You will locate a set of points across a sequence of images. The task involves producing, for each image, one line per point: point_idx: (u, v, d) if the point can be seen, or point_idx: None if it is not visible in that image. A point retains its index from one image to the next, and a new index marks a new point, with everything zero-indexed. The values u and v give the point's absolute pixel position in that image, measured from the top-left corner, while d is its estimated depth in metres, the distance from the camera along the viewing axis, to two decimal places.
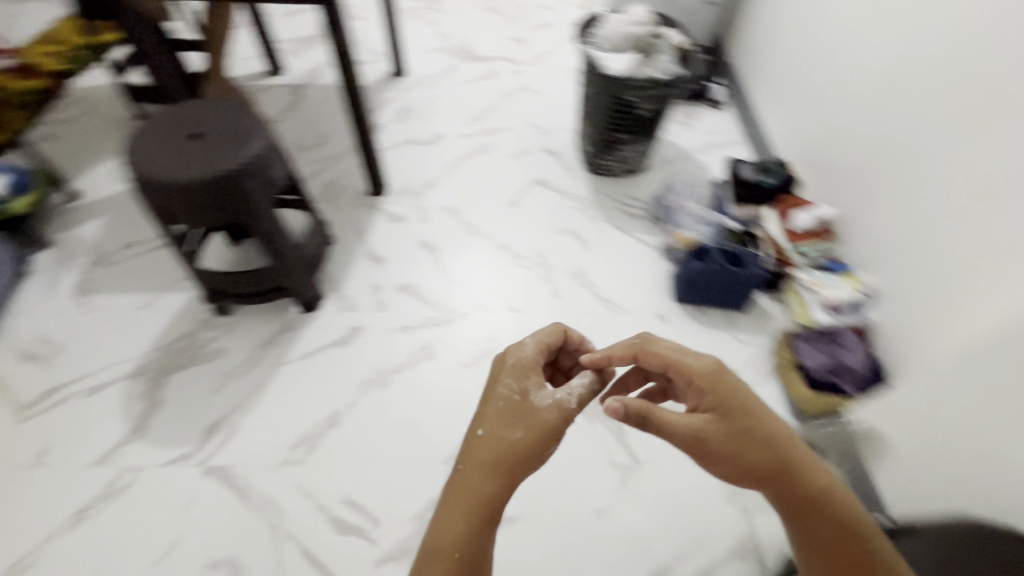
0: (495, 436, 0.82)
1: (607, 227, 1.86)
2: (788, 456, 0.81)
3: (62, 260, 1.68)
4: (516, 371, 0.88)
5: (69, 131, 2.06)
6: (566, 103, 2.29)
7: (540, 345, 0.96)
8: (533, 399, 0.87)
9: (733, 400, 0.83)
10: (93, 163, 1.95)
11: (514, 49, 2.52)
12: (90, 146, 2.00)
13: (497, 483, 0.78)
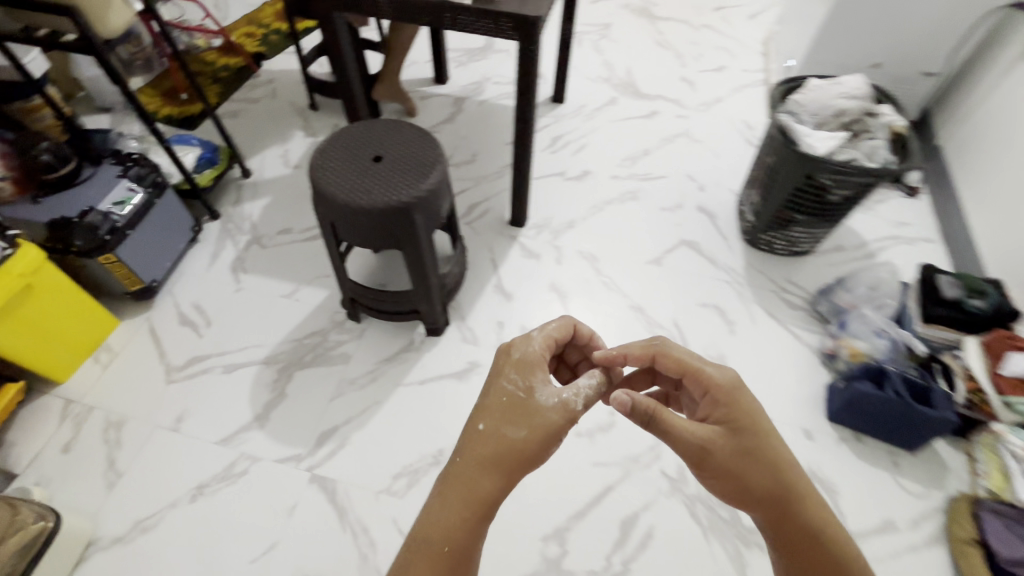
0: (495, 433, 0.91)
1: (756, 311, 1.67)
2: (790, 484, 0.88)
3: (227, 235, 1.81)
4: (520, 368, 0.97)
5: (253, 110, 2.23)
6: (730, 159, 2.10)
7: (546, 340, 1.04)
8: (536, 396, 0.96)
9: (737, 418, 0.91)
10: (267, 144, 2.10)
11: (681, 91, 2.37)
12: (267, 128, 2.16)
13: (495, 479, 0.87)
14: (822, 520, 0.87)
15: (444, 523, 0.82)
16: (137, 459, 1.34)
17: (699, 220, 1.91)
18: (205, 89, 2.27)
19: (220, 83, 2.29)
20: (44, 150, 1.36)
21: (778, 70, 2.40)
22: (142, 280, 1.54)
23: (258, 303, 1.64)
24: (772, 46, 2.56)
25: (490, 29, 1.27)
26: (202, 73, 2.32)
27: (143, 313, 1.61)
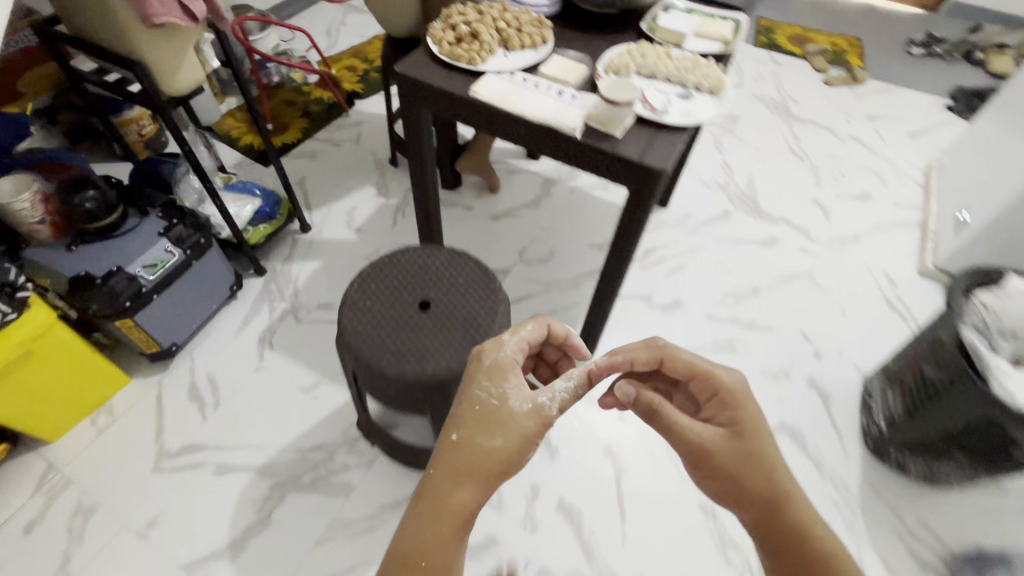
0: (470, 443, 0.78)
1: (868, 555, 1.26)
2: (784, 483, 0.79)
3: (267, 297, 1.66)
4: (493, 372, 0.84)
5: (333, 153, 2.11)
6: (860, 322, 1.70)
7: (517, 343, 0.90)
8: (513, 401, 0.82)
9: (734, 415, 0.84)
10: (336, 196, 1.96)
11: (810, 219, 1.99)
12: (342, 178, 2.03)
13: (473, 491, 0.74)
14: (818, 527, 0.77)
15: (423, 538, 0.70)
16: (94, 564, 1.18)
17: (808, 398, 1.52)
18: (291, 122, 2.19)
19: (307, 118, 2.21)
20: (87, 199, 1.27)
21: (940, 213, 1.96)
22: (159, 343, 1.41)
23: (274, 391, 1.46)
24: (936, 179, 2.11)
25: (598, 170, 1.00)
26: (293, 105, 2.25)
27: (155, 375, 1.47)
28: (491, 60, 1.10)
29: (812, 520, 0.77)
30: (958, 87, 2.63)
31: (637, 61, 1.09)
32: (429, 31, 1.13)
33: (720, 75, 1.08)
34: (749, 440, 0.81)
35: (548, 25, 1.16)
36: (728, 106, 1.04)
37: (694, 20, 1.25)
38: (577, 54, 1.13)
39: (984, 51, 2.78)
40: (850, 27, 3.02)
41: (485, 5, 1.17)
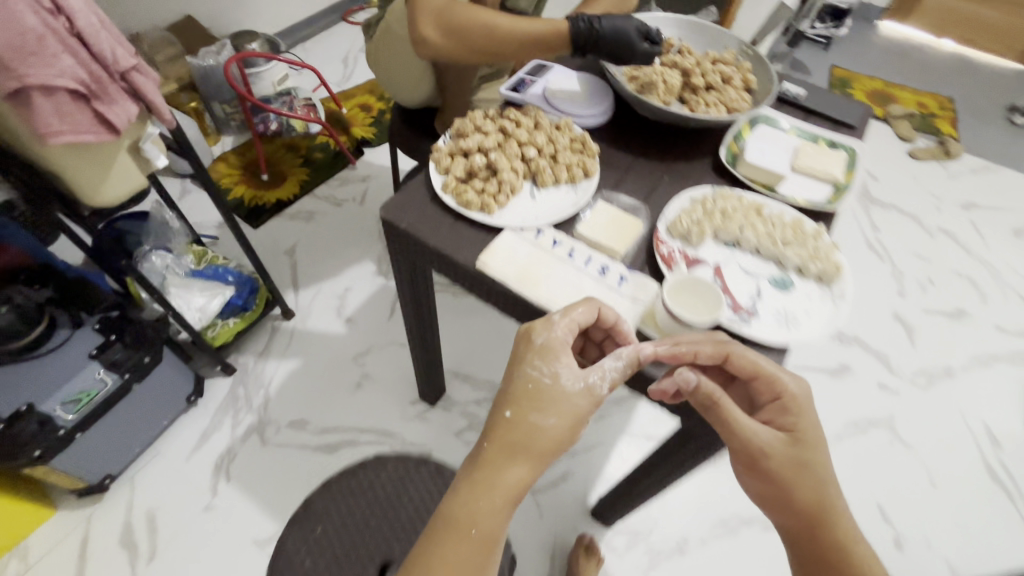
0: (521, 420, 0.62)
1: None
2: (834, 490, 0.62)
3: (231, 404, 1.40)
4: (543, 348, 0.64)
5: (331, 215, 1.83)
6: (949, 496, 1.37)
7: (571, 319, 0.66)
8: (567, 382, 0.63)
9: (796, 419, 0.63)
10: (328, 272, 1.69)
11: (892, 342, 1.64)
12: (337, 248, 1.75)
13: (523, 471, 0.61)
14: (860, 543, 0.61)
15: (473, 506, 0.59)
16: None
17: None
18: (290, 171, 1.92)
19: (307, 167, 1.93)
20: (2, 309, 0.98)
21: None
22: (87, 479, 1.17)
23: (223, 542, 1.20)
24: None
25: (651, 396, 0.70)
26: (294, 150, 1.98)
27: (84, 509, 1.22)
28: (514, 201, 0.81)
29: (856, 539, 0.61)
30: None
31: (717, 223, 0.78)
32: (433, 152, 0.84)
33: (834, 255, 0.76)
34: (811, 448, 0.62)
35: (594, 149, 0.86)
36: (847, 308, 0.72)
37: (790, 141, 0.94)
38: (630, 200, 0.83)
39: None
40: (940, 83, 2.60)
41: (512, 117, 0.88)
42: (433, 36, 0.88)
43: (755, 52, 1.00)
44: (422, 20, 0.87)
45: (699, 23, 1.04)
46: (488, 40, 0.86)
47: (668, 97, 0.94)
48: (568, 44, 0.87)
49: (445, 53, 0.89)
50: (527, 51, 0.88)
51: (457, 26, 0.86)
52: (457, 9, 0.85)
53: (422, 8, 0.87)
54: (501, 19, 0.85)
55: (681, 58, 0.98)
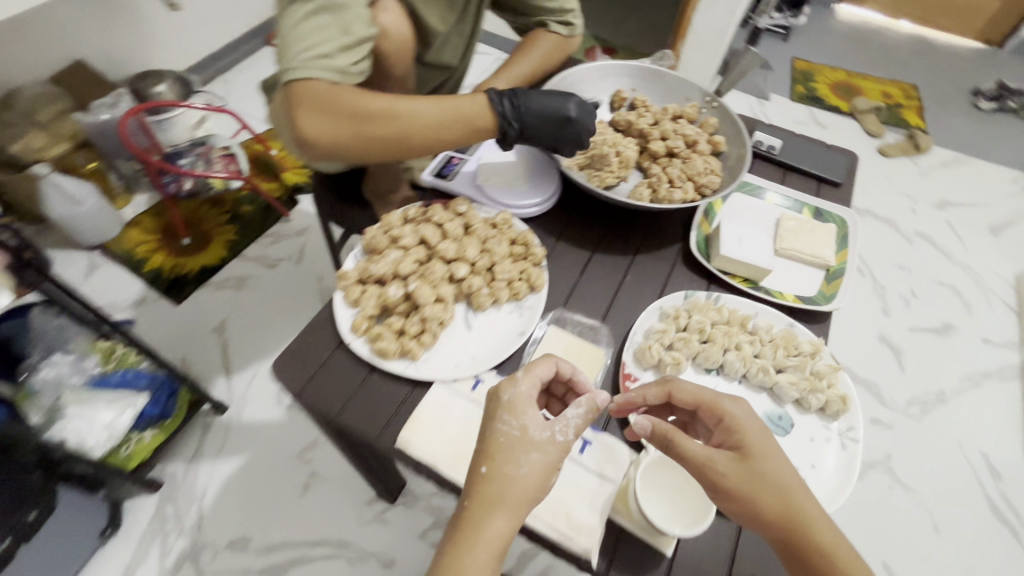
0: (498, 476, 0.50)
1: None
2: (806, 495, 0.49)
3: (159, 529, 1.20)
4: (509, 398, 0.54)
5: (264, 282, 1.62)
6: (955, 541, 1.29)
7: (534, 375, 0.56)
8: (535, 433, 0.53)
9: (743, 435, 0.52)
10: (263, 352, 1.48)
11: (882, 369, 1.55)
12: (271, 321, 1.54)
13: (505, 527, 0.49)
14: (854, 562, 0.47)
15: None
16: None
17: None
18: (214, 231, 1.69)
19: (235, 224, 1.70)
20: None
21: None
22: None
23: None
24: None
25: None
26: (218, 205, 1.73)
27: None
28: (445, 336, 0.65)
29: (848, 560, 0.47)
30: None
31: (695, 348, 0.63)
32: (339, 278, 0.67)
33: (838, 381, 0.62)
34: (763, 458, 0.50)
35: (539, 253, 0.70)
36: (859, 453, 0.58)
37: (770, 214, 0.79)
38: (589, 320, 0.68)
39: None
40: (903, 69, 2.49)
41: (438, 218, 0.72)
42: (319, 135, 0.66)
43: (722, 103, 0.84)
44: (299, 114, 0.65)
45: (652, 70, 0.88)
46: (394, 131, 0.69)
47: (624, 172, 0.79)
48: (492, 126, 0.73)
49: (342, 152, 0.69)
50: (444, 139, 0.72)
51: (351, 117, 0.66)
52: (346, 97, 0.66)
53: (297, 101, 0.65)
54: (405, 104, 0.69)
55: (636, 120, 0.84)
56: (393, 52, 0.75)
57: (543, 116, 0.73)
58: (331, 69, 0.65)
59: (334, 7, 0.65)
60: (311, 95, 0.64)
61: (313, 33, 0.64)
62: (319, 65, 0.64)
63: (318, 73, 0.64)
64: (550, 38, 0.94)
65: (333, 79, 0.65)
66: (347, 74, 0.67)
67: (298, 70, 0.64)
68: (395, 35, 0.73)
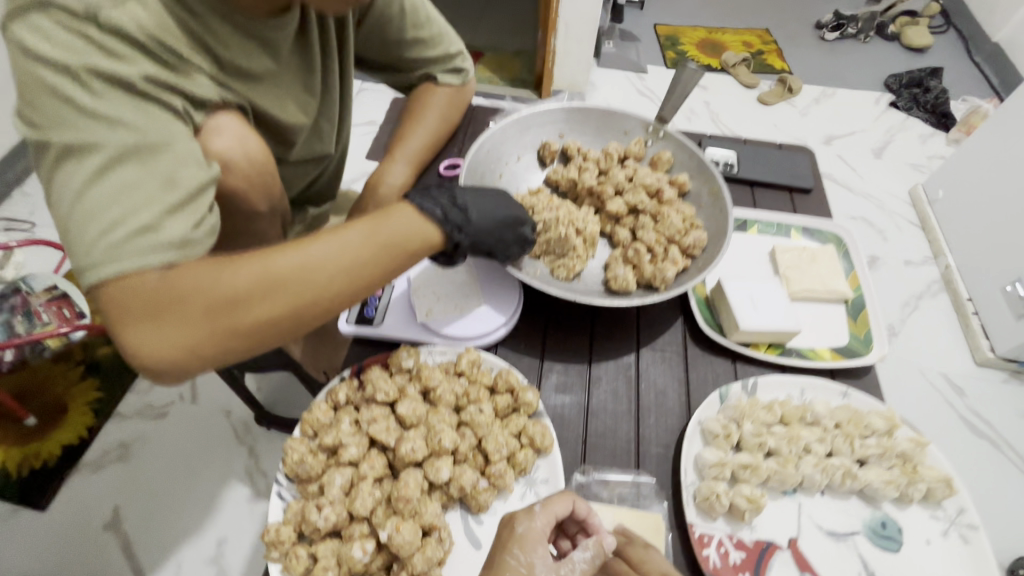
0: None
1: None
2: None
3: None
4: (522, 519, 0.44)
5: (154, 439, 1.12)
6: None
7: (551, 510, 0.45)
8: (542, 574, 0.42)
9: None
10: (174, 535, 1.02)
11: None
12: (172, 481, 1.08)
13: None
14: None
15: None
16: None
17: None
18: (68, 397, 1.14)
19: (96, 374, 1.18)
20: None
21: (967, 269, 1.19)
22: None
23: None
24: (932, 213, 1.31)
25: None
26: (66, 361, 1.18)
27: None
28: (447, 571, 0.46)
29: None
30: (890, 75, 2.29)
31: (764, 473, 0.50)
32: (268, 544, 0.45)
33: (927, 457, 0.51)
34: None
35: (532, 399, 0.52)
36: (982, 546, 0.48)
37: (759, 250, 0.68)
38: (624, 470, 0.51)
39: (893, 26, 2.48)
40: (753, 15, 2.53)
41: (383, 395, 0.51)
42: (173, 352, 0.41)
43: (668, 131, 0.71)
44: (129, 334, 0.40)
45: (577, 107, 0.72)
46: (290, 299, 0.44)
47: (590, 250, 0.63)
48: (431, 239, 0.51)
49: (215, 355, 0.43)
50: (370, 276, 0.48)
51: (215, 308, 0.42)
52: (197, 280, 0.42)
53: (116, 315, 0.40)
54: (288, 250, 0.45)
55: (579, 176, 0.68)
56: (248, 186, 0.52)
57: (492, 223, 0.55)
58: (165, 245, 0.40)
59: (145, 149, 0.41)
60: (124, 297, 0.40)
61: (117, 196, 0.40)
62: (143, 244, 0.40)
63: (146, 260, 0.40)
64: (443, 93, 0.75)
65: (171, 259, 0.41)
66: (191, 243, 0.42)
67: (107, 263, 0.39)
68: (246, 164, 0.51)
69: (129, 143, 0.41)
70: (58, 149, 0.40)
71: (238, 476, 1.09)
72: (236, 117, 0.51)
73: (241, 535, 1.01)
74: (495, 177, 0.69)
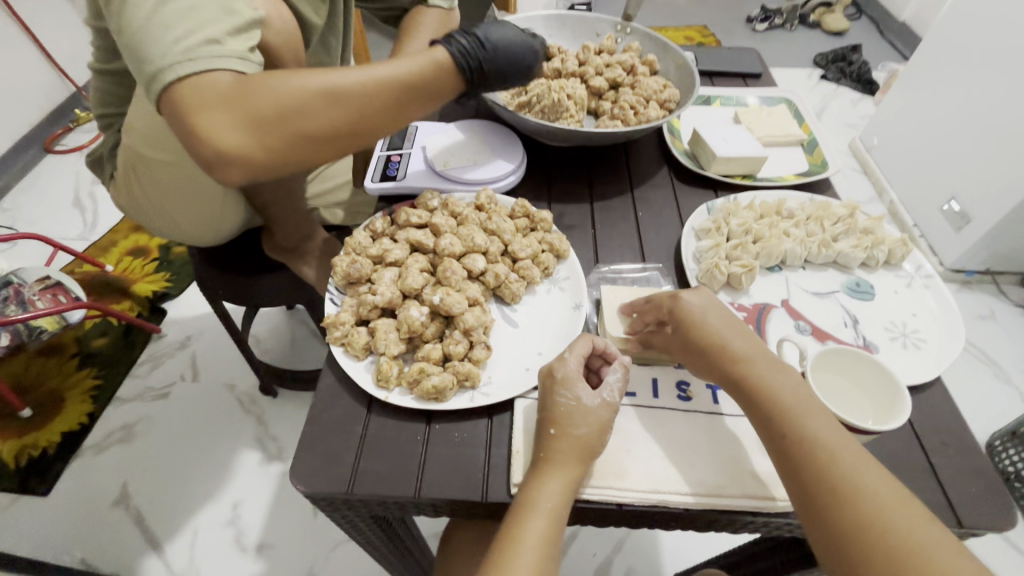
0: (561, 441, 0.42)
1: None
2: (782, 379, 0.42)
3: None
4: (560, 368, 0.45)
5: (159, 418, 1.05)
6: None
7: (578, 354, 0.46)
8: (589, 403, 0.44)
9: (694, 328, 0.46)
10: (188, 501, 0.96)
11: None
12: (180, 453, 1.01)
13: (564, 480, 0.41)
14: (866, 478, 0.37)
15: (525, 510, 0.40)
16: None
17: None
18: (64, 388, 1.07)
19: (94, 363, 1.11)
20: None
21: (905, 182, 1.29)
22: None
23: None
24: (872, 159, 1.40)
25: None
26: (58, 353, 1.12)
27: None
28: (493, 344, 0.52)
29: (843, 461, 0.38)
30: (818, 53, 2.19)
31: (754, 249, 0.58)
32: (329, 328, 0.50)
33: (884, 230, 0.61)
34: (721, 352, 0.45)
35: (547, 217, 0.60)
36: (936, 288, 0.58)
37: (723, 116, 0.78)
38: (636, 267, 0.59)
39: (815, 11, 2.36)
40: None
41: (417, 219, 0.57)
42: (243, 145, 0.48)
43: (633, 28, 0.82)
44: (206, 123, 0.46)
45: (554, 14, 0.82)
46: (346, 114, 0.50)
47: (581, 114, 0.71)
48: (459, 79, 0.55)
49: (279, 155, 0.50)
50: (412, 102, 0.53)
51: (279, 110, 0.47)
52: (265, 83, 0.47)
53: (197, 106, 0.46)
54: (346, 69, 0.50)
55: (563, 65, 0.76)
56: (285, 46, 0.58)
57: (510, 52, 0.58)
58: (227, 54, 0.46)
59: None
60: (208, 92, 0.45)
61: (185, 13, 0.45)
62: (210, 52, 0.46)
63: (215, 62, 0.46)
64: (434, 13, 0.84)
65: (235, 66, 0.47)
66: (250, 64, 0.48)
67: (182, 64, 0.45)
68: (281, 25, 0.57)
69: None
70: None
71: (246, 443, 1.02)
72: None
73: (258, 490, 0.98)
74: None
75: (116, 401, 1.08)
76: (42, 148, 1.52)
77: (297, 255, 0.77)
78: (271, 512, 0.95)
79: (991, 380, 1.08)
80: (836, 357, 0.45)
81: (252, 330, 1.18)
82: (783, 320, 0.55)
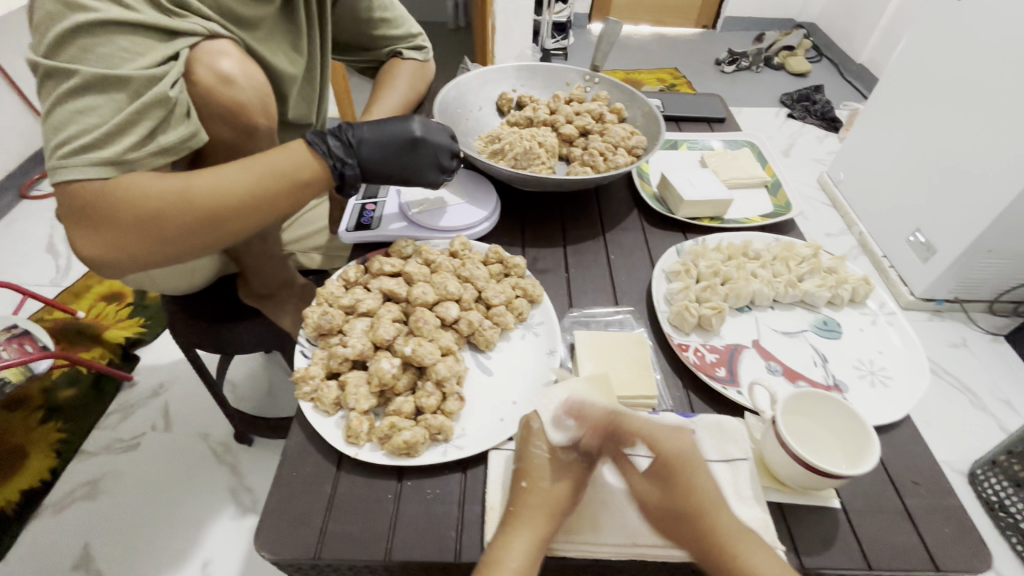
0: (536, 493, 0.42)
1: None
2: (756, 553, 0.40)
3: None
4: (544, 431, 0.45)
5: (127, 470, 1.01)
6: None
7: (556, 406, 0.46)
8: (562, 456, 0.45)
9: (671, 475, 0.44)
10: (152, 563, 0.90)
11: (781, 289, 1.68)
12: (147, 510, 0.96)
13: (532, 539, 0.40)
14: None
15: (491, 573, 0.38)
16: None
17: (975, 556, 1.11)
18: (28, 443, 1.02)
19: (61, 415, 1.06)
20: None
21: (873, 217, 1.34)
22: None
23: None
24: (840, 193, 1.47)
25: None
26: (22, 407, 1.07)
27: None
28: (466, 394, 0.51)
29: None
30: (782, 93, 2.30)
31: (723, 290, 0.59)
32: (298, 383, 0.49)
33: (847, 268, 0.63)
34: (688, 512, 0.42)
35: (520, 263, 0.60)
36: (900, 324, 0.59)
37: (690, 160, 0.81)
38: (609, 310, 0.59)
39: (779, 54, 2.50)
40: (667, 35, 2.68)
41: (389, 268, 0.57)
42: (109, 251, 0.50)
43: (601, 78, 0.85)
44: (77, 233, 0.50)
45: (527, 66, 0.86)
46: (205, 214, 0.52)
47: (553, 160, 0.73)
48: (316, 170, 0.56)
49: (146, 255, 0.51)
50: (273, 197, 0.55)
51: (136, 220, 0.49)
52: (121, 189, 0.48)
53: (69, 215, 0.49)
54: (203, 175, 0.52)
55: (535, 113, 0.79)
56: (253, 102, 0.58)
57: (385, 150, 0.61)
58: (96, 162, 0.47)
59: (109, 82, 0.47)
60: (72, 202, 0.48)
61: (74, 117, 0.46)
62: (84, 159, 0.46)
63: (85, 171, 0.47)
64: (409, 64, 0.87)
65: (107, 173, 0.47)
66: (125, 165, 0.48)
67: (59, 170, 0.47)
68: (248, 82, 0.57)
69: (93, 75, 0.46)
70: (46, 70, 0.47)
71: (219, 496, 0.98)
72: (233, 44, 0.58)
73: (231, 546, 0.93)
74: (463, 120, 0.80)
75: (81, 455, 1.03)
76: (19, 195, 1.50)
77: (273, 303, 0.77)
78: (245, 570, 0.90)
79: (969, 407, 1.10)
80: (797, 401, 0.45)
81: (229, 374, 1.16)
82: (755, 359, 0.55)
